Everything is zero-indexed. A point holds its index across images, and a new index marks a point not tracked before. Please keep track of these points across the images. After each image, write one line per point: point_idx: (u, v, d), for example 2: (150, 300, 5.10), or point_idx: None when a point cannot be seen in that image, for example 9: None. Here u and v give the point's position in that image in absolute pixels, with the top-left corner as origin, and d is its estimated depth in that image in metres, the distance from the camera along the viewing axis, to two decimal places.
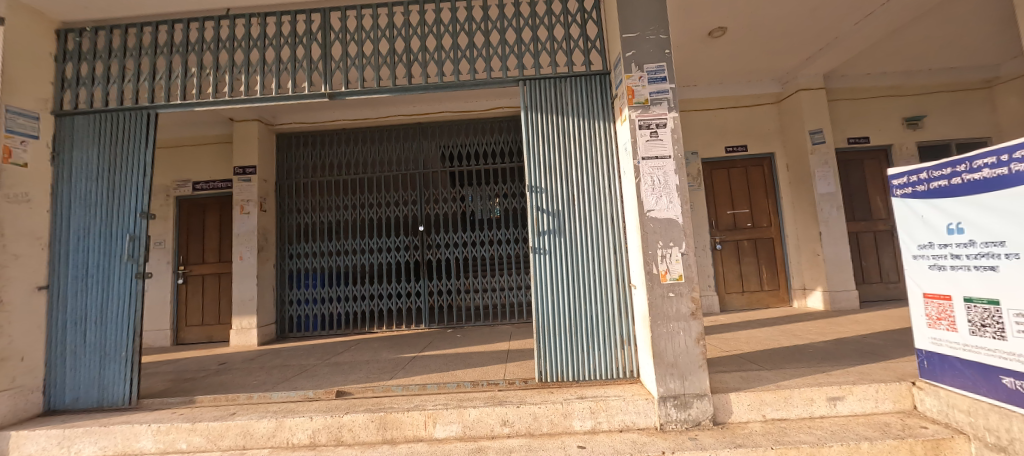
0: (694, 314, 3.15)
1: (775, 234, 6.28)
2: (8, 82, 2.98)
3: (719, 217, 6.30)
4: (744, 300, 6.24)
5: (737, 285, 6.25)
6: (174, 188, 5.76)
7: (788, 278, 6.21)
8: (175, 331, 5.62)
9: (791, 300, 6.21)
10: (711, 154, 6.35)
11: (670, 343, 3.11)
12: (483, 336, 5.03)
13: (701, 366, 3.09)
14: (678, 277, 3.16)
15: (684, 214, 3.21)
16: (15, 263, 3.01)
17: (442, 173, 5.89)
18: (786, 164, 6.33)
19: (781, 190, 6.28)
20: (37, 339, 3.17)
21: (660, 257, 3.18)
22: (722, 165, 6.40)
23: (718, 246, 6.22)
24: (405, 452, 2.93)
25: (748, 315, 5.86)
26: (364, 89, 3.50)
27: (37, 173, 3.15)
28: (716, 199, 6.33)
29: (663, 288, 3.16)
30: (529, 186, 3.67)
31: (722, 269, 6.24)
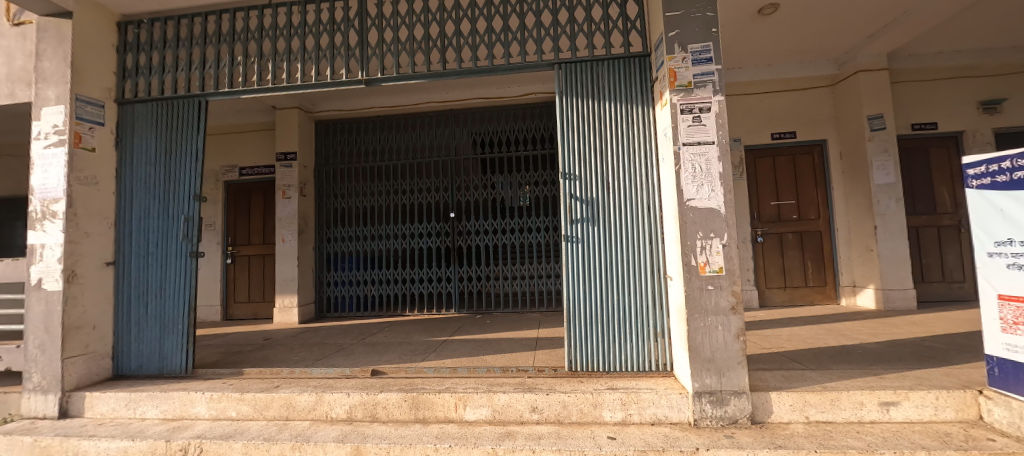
0: (734, 309, 3.01)
1: (823, 227, 5.89)
2: (78, 73, 3.22)
3: (761, 208, 5.97)
4: (785, 295, 5.92)
5: (779, 279, 5.93)
6: (222, 173, 6.07)
7: (836, 274, 5.83)
8: (225, 307, 6.00)
9: (839, 297, 5.84)
10: (756, 141, 5.99)
11: (708, 338, 3.00)
12: (512, 323, 5.05)
13: (740, 363, 2.96)
14: (719, 270, 3.03)
15: (727, 204, 3.05)
16: (86, 240, 3.28)
17: (473, 160, 5.90)
18: (839, 152, 5.88)
19: (831, 180, 5.85)
20: (106, 310, 3.46)
21: (700, 248, 3.05)
22: (767, 153, 6.04)
23: (760, 238, 5.91)
24: (437, 432, 3.00)
25: (791, 311, 5.56)
26: (400, 76, 3.52)
27: (102, 157, 3.40)
28: (759, 189, 6.01)
29: (702, 280, 3.03)
30: (563, 173, 3.60)
31: (763, 262, 5.94)
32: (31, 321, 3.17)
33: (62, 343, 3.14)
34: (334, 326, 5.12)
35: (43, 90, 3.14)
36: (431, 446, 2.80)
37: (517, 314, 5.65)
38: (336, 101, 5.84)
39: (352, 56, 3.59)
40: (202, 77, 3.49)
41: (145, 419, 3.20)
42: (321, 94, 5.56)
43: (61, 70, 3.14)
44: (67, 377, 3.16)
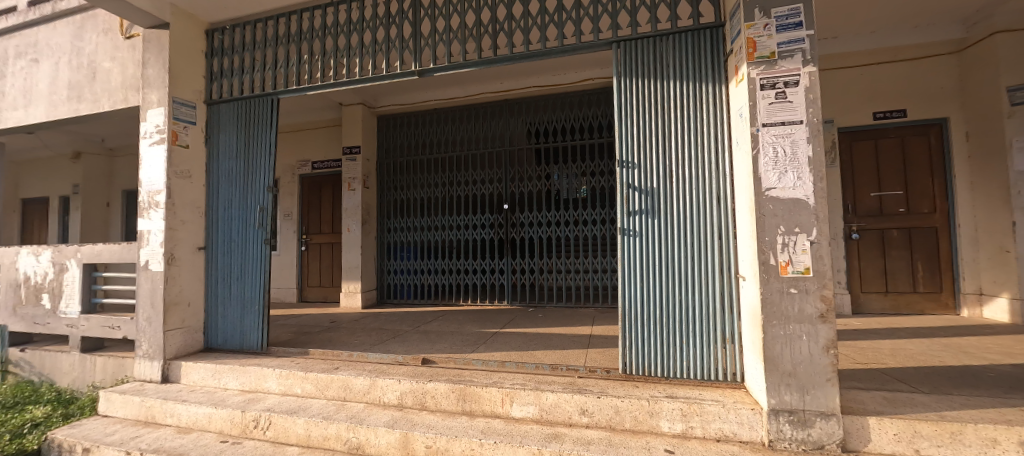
0: (824, 317, 2.56)
1: (940, 223, 4.88)
2: (174, 78, 3.63)
3: (857, 200, 5.14)
4: (886, 302, 5.03)
5: (878, 283, 5.05)
6: (298, 167, 6.58)
7: (956, 278, 4.81)
8: (299, 290, 6.52)
9: (959, 308, 4.81)
10: (853, 121, 5.14)
11: (789, 348, 2.59)
12: (565, 318, 4.87)
13: (830, 380, 2.52)
14: (805, 271, 2.60)
15: (817, 195, 2.59)
16: (182, 227, 3.71)
17: (528, 150, 5.77)
18: (965, 131, 4.80)
19: (952, 165, 4.83)
20: (198, 289, 3.90)
21: (780, 245, 2.64)
22: (867, 135, 5.15)
23: (855, 235, 5.08)
24: (483, 426, 2.95)
25: (894, 320, 4.71)
26: (452, 65, 3.49)
27: (195, 153, 3.81)
28: (857, 177, 5.15)
29: (783, 282, 2.62)
30: (619, 161, 3.34)
31: (858, 263, 5.11)
32: (142, 297, 3.67)
33: (164, 317, 3.60)
34: (393, 312, 5.33)
35: (148, 94, 3.59)
36: (476, 440, 2.75)
37: (570, 309, 5.45)
38: (397, 95, 6.04)
39: (406, 48, 3.63)
40: (275, 76, 3.75)
41: (227, 389, 3.54)
42: (381, 89, 5.77)
43: (161, 76, 3.58)
44: (167, 347, 3.61)
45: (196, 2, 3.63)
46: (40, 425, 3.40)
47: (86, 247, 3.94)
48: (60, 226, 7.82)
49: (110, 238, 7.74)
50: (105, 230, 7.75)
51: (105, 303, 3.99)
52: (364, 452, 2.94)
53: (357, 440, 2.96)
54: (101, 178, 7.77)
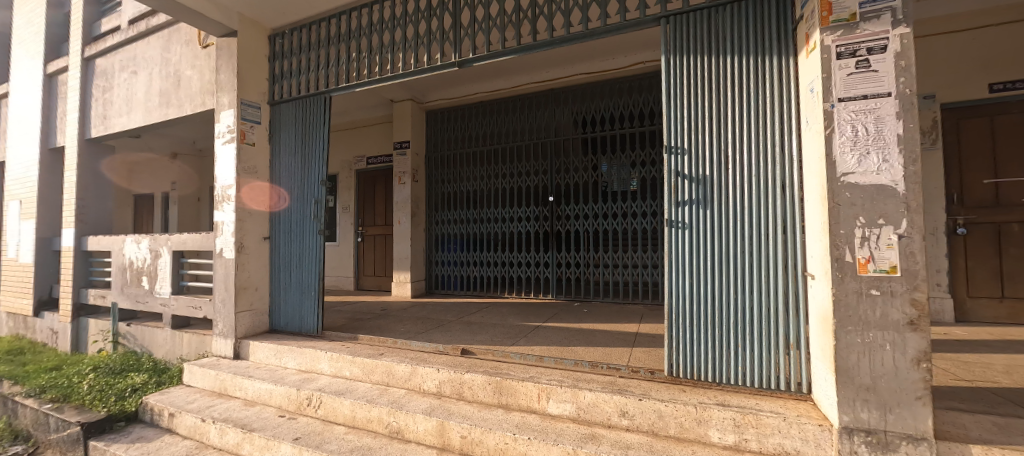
0: (916, 324, 2.06)
1: None
2: (242, 82, 4.02)
3: (964, 188, 4.34)
4: (1001, 310, 4.21)
5: (991, 287, 4.23)
6: (354, 163, 6.99)
7: None
8: (356, 279, 6.92)
9: None
10: (959, 95, 4.35)
11: (869, 360, 2.12)
12: (610, 315, 4.67)
13: (921, 399, 2.05)
14: (891, 270, 2.10)
15: (909, 181, 2.09)
16: (250, 219, 4.07)
17: (575, 140, 5.67)
18: None
19: None
20: (265, 275, 4.26)
21: (859, 239, 2.15)
22: (977, 111, 4.34)
23: (961, 230, 4.29)
24: (517, 421, 2.80)
25: (1010, 331, 3.91)
26: (489, 54, 3.40)
27: (260, 150, 4.17)
28: (963, 162, 4.36)
29: (862, 282, 2.14)
30: (665, 145, 2.93)
31: (964, 263, 4.33)
32: (217, 281, 4.08)
33: (235, 300, 3.97)
34: (439, 303, 5.46)
35: (222, 97, 4.03)
36: (510, 435, 2.63)
37: (617, 304, 5.30)
38: (444, 90, 6.15)
39: (446, 39, 3.63)
40: (327, 76, 3.96)
41: (286, 368, 3.82)
42: (428, 84, 5.92)
43: (232, 81, 3.98)
44: (237, 327, 3.99)
45: (258, 10, 3.97)
46: (138, 389, 3.95)
47: (174, 237, 4.48)
48: (161, 218, 9.03)
49: (201, 228, 8.85)
50: (196, 221, 8.86)
51: (190, 285, 4.53)
52: (404, 437, 2.96)
53: (397, 424, 3.00)
54: (193, 176, 8.86)
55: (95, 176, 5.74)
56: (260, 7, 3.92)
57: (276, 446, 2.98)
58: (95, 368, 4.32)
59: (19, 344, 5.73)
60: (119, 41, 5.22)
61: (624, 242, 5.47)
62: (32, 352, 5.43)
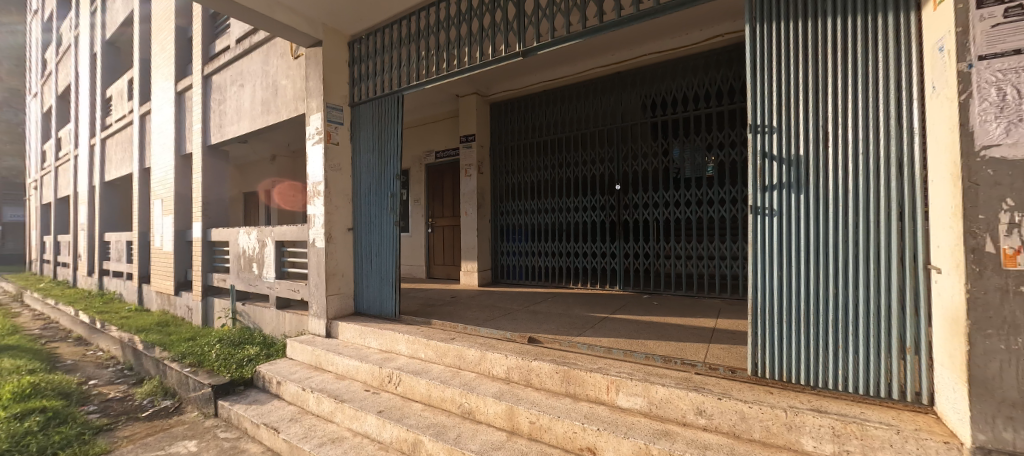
0: None
1: None
2: (327, 87, 4.41)
3: None
4: None
5: None
6: (424, 158, 7.30)
7: None
8: (428, 267, 7.29)
9: None
10: None
11: (1017, 370, 1.74)
12: (683, 308, 4.43)
13: None
14: None
15: None
16: (336, 212, 4.48)
17: (644, 125, 5.45)
18: None
19: None
20: (350, 263, 4.65)
21: (1006, 226, 1.75)
22: None
23: None
24: (586, 411, 2.75)
25: None
26: (555, 40, 3.27)
27: (342, 148, 4.54)
28: None
29: (1011, 279, 1.74)
30: (749, 125, 2.62)
31: None
32: (311, 267, 4.54)
33: (325, 284, 4.41)
34: (506, 292, 5.58)
35: (311, 102, 4.47)
36: (579, 424, 2.59)
37: (688, 297, 5.07)
38: (507, 82, 6.20)
39: (511, 30, 3.59)
40: (400, 76, 4.16)
41: (369, 347, 4.15)
42: (492, 77, 6.01)
43: (319, 88, 4.39)
44: (328, 309, 4.42)
45: (338, 19, 4.30)
46: (253, 360, 4.57)
47: (276, 228, 5.07)
48: (264, 212, 10.26)
49: (296, 221, 9.87)
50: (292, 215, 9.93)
51: (289, 271, 5.10)
52: (475, 418, 3.06)
53: (468, 405, 3.11)
54: (289, 173, 9.92)
55: (214, 177, 6.65)
56: (340, 17, 4.25)
57: (363, 417, 3.25)
58: (219, 340, 5.06)
59: (165, 317, 6.91)
60: (229, 58, 5.94)
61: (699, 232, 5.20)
62: (173, 324, 6.50)
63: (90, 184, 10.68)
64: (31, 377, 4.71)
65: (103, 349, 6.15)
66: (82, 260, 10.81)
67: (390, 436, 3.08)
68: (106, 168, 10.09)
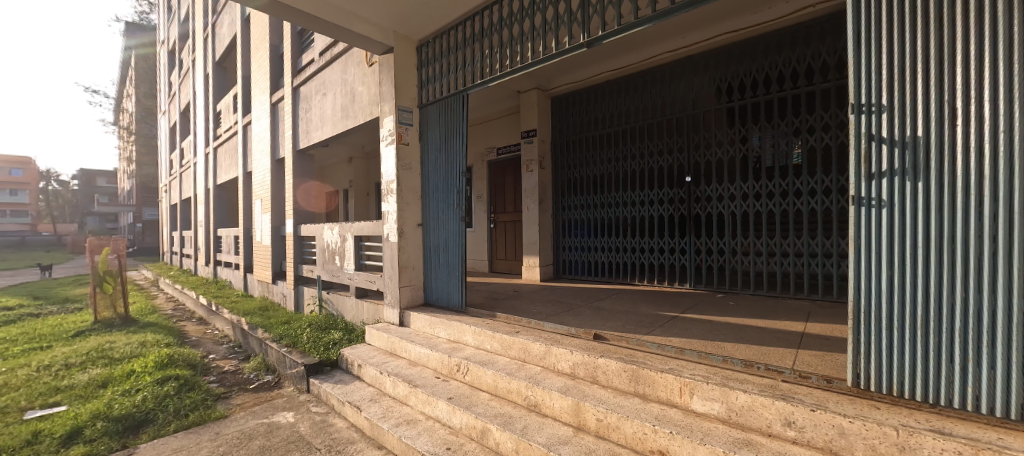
0: None
1: None
2: (398, 91, 4.63)
3: None
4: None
5: None
6: (487, 154, 7.41)
7: None
8: (491, 262, 7.41)
9: None
10: None
11: None
12: (764, 309, 4.07)
13: None
14: None
15: None
16: (407, 208, 4.69)
17: (719, 111, 5.11)
18: None
19: None
20: (420, 256, 4.85)
21: None
22: None
23: None
24: (657, 412, 2.61)
25: None
26: (621, 27, 3.07)
27: (412, 148, 4.73)
28: None
29: None
30: (852, 106, 2.28)
31: None
32: (386, 260, 4.81)
33: (398, 276, 4.65)
34: (569, 287, 5.51)
35: (384, 106, 4.72)
36: (650, 426, 2.47)
37: (769, 298, 4.67)
38: (568, 75, 6.10)
39: (575, 20, 3.45)
40: (465, 76, 4.22)
41: (439, 337, 4.31)
42: (553, 71, 5.93)
43: (391, 91, 4.62)
44: (400, 299, 4.67)
45: (407, 25, 4.46)
46: (337, 343, 4.97)
47: (355, 224, 5.44)
48: (344, 209, 11.13)
49: (371, 217, 10.56)
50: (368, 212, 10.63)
51: (366, 263, 5.46)
52: (541, 411, 3.05)
53: (534, 398, 3.10)
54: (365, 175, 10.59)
55: (302, 178, 7.31)
56: (409, 22, 4.40)
57: (434, 402, 3.39)
58: (309, 325, 5.58)
59: (265, 303, 7.75)
60: (314, 70, 6.46)
61: (782, 227, 4.79)
62: (272, 309, 7.29)
63: (206, 186, 12.27)
64: (166, 350, 5.53)
65: (218, 329, 7.07)
66: (202, 251, 12.49)
67: (460, 423, 3.17)
68: (218, 172, 11.50)
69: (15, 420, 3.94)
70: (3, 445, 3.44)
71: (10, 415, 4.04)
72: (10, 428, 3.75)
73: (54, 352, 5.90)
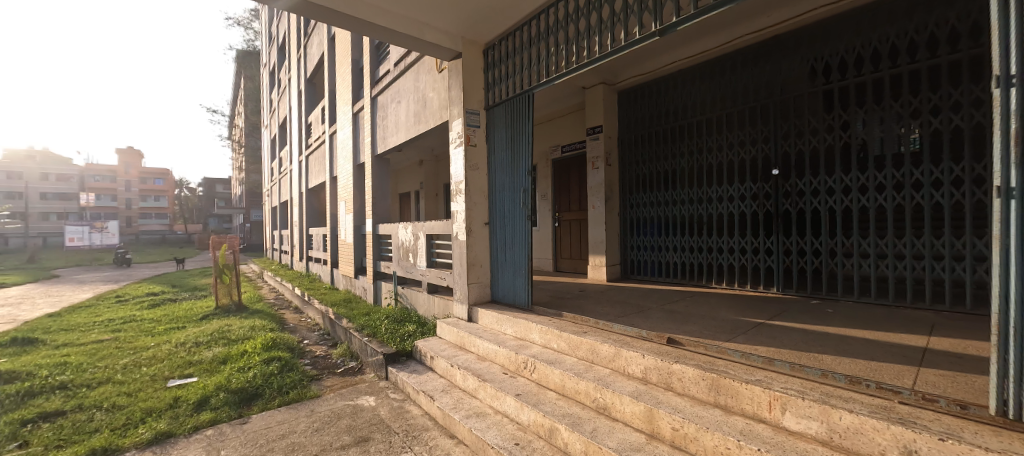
0: None
1: None
2: (466, 95, 4.71)
3: None
4: None
5: None
6: (552, 152, 7.31)
7: None
8: (556, 260, 7.31)
9: None
10: None
11: None
12: (872, 319, 3.54)
13: None
14: None
15: None
16: (475, 208, 4.77)
17: (813, 95, 4.56)
18: None
19: None
20: (487, 254, 4.91)
21: None
22: None
23: None
24: (741, 426, 2.36)
25: None
26: (699, 10, 2.80)
27: (479, 148, 4.79)
28: None
29: None
30: (997, 81, 1.86)
31: None
32: (455, 258, 4.93)
33: (467, 274, 4.75)
34: (639, 288, 5.25)
35: (453, 109, 4.83)
36: (734, 440, 2.24)
37: (880, 307, 4.05)
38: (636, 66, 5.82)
39: (647, 8, 3.22)
40: (530, 75, 4.16)
41: (505, 333, 4.33)
42: (620, 65, 5.69)
43: (459, 95, 4.70)
44: (468, 296, 4.77)
45: (473, 29, 4.51)
46: (412, 335, 5.22)
47: (426, 223, 5.66)
48: (416, 210, 11.69)
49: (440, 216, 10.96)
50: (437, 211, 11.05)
51: (437, 261, 5.66)
52: (611, 415, 2.92)
53: (603, 400, 2.98)
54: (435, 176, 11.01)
55: (379, 180, 7.78)
56: (475, 26, 4.45)
57: (503, 397, 3.40)
58: (386, 317, 5.93)
59: (348, 296, 8.39)
60: (389, 79, 6.82)
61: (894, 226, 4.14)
62: (354, 302, 7.87)
63: (299, 190, 13.57)
64: (271, 334, 6.21)
65: (311, 318, 7.80)
66: (297, 248, 13.85)
67: (528, 419, 3.15)
68: (310, 177, 12.67)
69: (161, 386, 4.65)
70: (153, 406, 4.08)
71: (158, 381, 4.78)
72: (157, 393, 4.43)
73: (188, 331, 6.89)
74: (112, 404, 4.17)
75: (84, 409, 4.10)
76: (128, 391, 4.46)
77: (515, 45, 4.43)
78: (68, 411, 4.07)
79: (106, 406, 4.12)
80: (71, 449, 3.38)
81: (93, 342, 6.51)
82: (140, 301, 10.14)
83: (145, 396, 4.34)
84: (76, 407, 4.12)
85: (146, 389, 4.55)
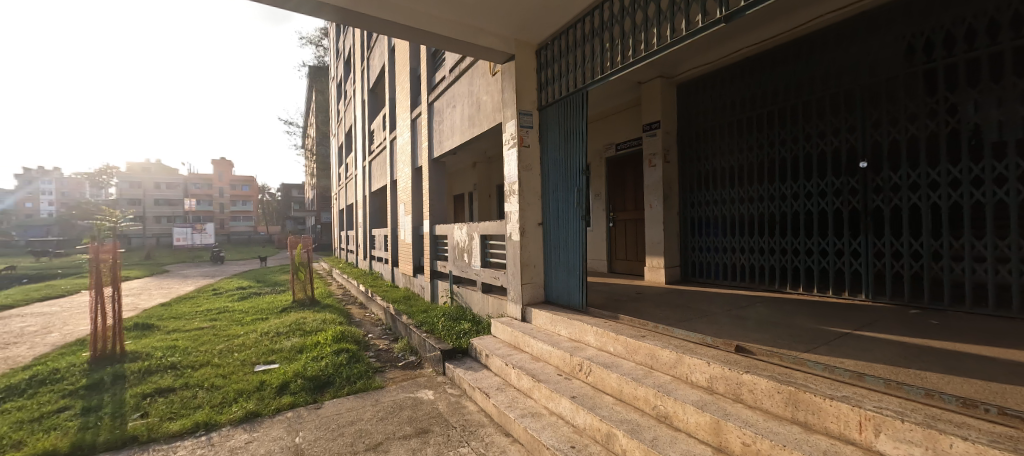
0: None
1: None
2: (519, 95, 4.68)
3: None
4: None
5: None
6: (607, 150, 7.09)
7: None
8: (611, 261, 7.09)
9: None
10: None
11: None
12: (989, 333, 3.04)
13: None
14: None
15: None
16: (528, 208, 4.73)
17: (910, 77, 4.02)
18: None
19: None
20: (540, 255, 4.86)
21: None
22: None
23: None
24: (825, 447, 2.12)
25: None
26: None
27: (532, 148, 4.75)
28: None
29: None
30: None
31: None
32: (508, 258, 4.93)
33: (520, 274, 4.73)
34: (701, 291, 4.94)
35: (507, 110, 4.82)
36: None
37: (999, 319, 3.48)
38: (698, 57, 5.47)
39: None
40: (584, 72, 4.05)
41: (560, 334, 4.25)
42: (680, 57, 5.39)
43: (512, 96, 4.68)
44: (522, 296, 4.75)
45: (526, 29, 4.47)
46: (467, 333, 5.31)
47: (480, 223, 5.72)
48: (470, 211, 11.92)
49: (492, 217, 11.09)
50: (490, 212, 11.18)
51: (490, 261, 5.71)
52: (673, 424, 2.75)
53: (664, 408, 2.82)
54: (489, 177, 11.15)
55: (436, 182, 8.01)
56: (528, 27, 4.40)
57: (558, 398, 3.34)
58: (443, 315, 6.09)
59: (408, 293, 8.74)
60: (444, 85, 6.99)
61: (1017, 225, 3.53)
62: (413, 299, 8.18)
63: (364, 193, 14.35)
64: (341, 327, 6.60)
65: (374, 314, 8.21)
66: (361, 248, 14.66)
67: (584, 422, 3.06)
68: (373, 181, 13.37)
69: (249, 370, 5.10)
70: (243, 388, 4.48)
71: (246, 366, 5.26)
72: (246, 376, 4.87)
73: (270, 322, 7.53)
74: (211, 384, 4.64)
75: (190, 387, 4.60)
76: (223, 373, 4.95)
77: (568, 43, 4.33)
78: (177, 388, 4.58)
79: (206, 386, 4.59)
80: (180, 421, 3.81)
81: (195, 328, 7.31)
82: (231, 294, 11.25)
83: (237, 378, 4.78)
84: (183, 385, 4.63)
85: (237, 372, 5.02)
